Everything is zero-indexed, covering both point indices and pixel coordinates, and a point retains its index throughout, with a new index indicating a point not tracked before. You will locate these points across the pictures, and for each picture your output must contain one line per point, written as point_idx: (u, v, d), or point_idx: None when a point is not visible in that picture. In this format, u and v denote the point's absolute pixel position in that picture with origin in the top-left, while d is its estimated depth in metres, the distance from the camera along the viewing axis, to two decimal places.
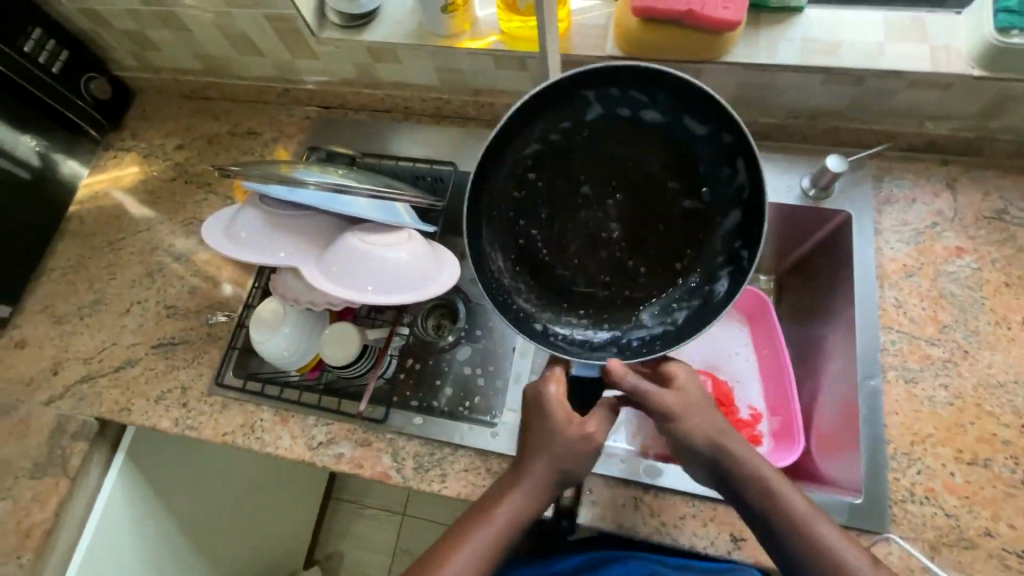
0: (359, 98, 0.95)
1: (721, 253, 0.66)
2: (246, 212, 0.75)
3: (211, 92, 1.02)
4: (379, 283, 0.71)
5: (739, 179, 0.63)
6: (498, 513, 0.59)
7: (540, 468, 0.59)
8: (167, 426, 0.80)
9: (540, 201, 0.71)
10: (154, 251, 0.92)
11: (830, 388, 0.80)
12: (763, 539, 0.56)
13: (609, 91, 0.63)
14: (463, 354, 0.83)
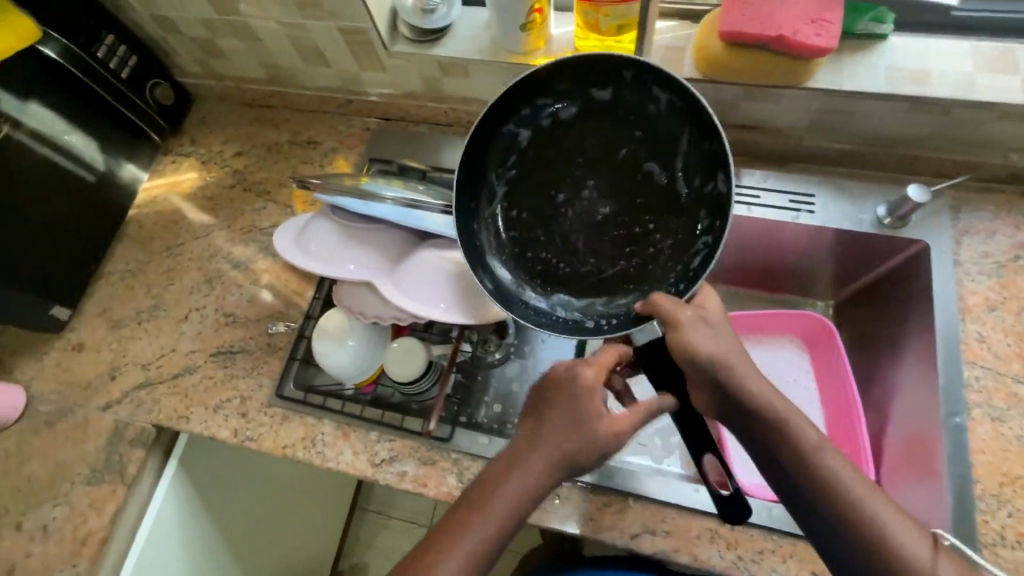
0: (421, 111, 0.95)
1: (695, 161, 0.66)
2: (319, 225, 0.75)
3: (273, 100, 1.02)
4: (450, 300, 0.71)
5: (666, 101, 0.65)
6: (492, 506, 0.55)
7: (542, 452, 0.57)
8: (227, 436, 0.79)
9: (531, 225, 0.72)
10: (213, 258, 0.92)
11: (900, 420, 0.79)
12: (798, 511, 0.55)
13: (521, 114, 0.69)
14: (511, 370, 0.84)
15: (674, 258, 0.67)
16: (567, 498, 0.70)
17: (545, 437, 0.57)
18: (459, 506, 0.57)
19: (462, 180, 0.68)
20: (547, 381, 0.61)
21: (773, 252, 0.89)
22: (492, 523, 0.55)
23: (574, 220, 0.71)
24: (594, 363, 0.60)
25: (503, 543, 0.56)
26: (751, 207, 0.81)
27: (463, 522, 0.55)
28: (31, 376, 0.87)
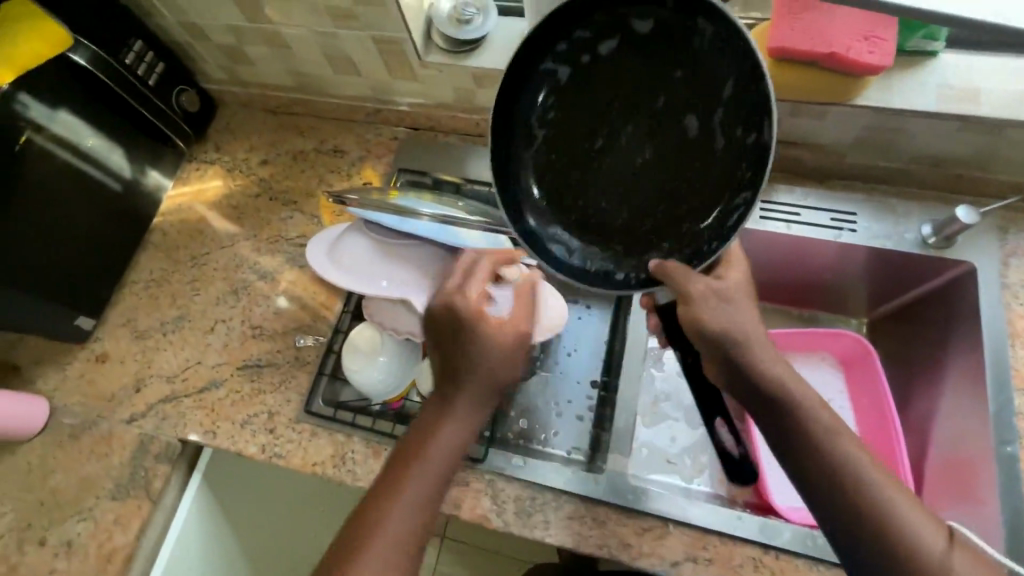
0: (451, 121, 0.93)
1: (739, 105, 0.57)
2: (353, 238, 0.74)
3: (298, 108, 1.00)
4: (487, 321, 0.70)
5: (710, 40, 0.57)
6: (427, 455, 0.59)
7: (469, 392, 0.61)
8: (255, 452, 0.78)
9: (564, 171, 0.64)
10: (238, 268, 0.90)
11: (941, 443, 0.78)
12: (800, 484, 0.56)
13: (558, 49, 0.61)
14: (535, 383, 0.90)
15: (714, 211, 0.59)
16: (605, 523, 0.69)
17: (470, 379, 0.61)
18: (401, 452, 0.60)
19: (494, 127, 0.61)
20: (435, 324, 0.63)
21: (807, 269, 0.87)
22: (435, 466, 0.58)
23: (603, 165, 0.64)
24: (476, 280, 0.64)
25: (446, 484, 0.59)
26: (791, 225, 0.80)
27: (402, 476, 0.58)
28: (54, 387, 0.85)
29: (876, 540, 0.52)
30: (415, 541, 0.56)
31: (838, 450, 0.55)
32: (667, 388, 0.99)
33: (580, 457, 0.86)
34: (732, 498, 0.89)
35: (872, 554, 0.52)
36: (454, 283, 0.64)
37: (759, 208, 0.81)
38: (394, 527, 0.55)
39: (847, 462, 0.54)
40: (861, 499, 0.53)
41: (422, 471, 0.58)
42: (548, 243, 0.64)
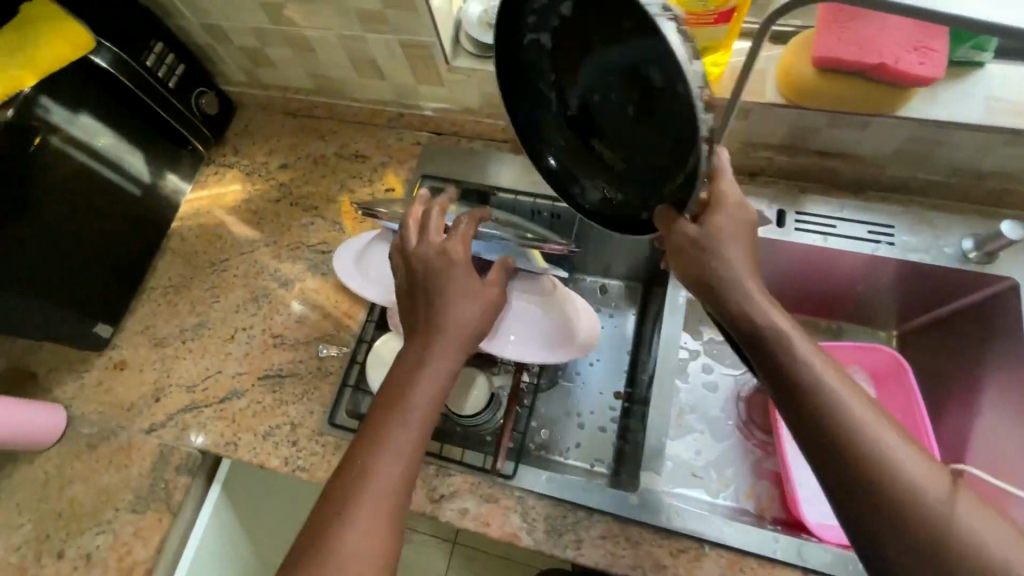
0: (477, 127, 0.91)
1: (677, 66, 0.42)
2: (381, 249, 0.73)
3: (319, 111, 0.99)
4: (521, 333, 0.69)
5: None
6: (409, 403, 0.56)
7: (448, 339, 0.58)
8: (277, 465, 0.76)
9: (570, 131, 0.57)
10: (259, 275, 0.89)
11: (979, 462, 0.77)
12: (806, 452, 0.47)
13: (524, 21, 0.52)
14: (557, 393, 0.88)
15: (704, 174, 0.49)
16: (639, 544, 0.67)
17: (448, 324, 0.58)
18: (378, 408, 0.56)
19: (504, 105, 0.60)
20: (416, 280, 0.61)
21: (837, 282, 0.85)
22: (414, 418, 0.55)
23: (594, 121, 0.55)
24: (459, 240, 0.62)
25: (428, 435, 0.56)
26: (826, 236, 0.78)
27: (385, 427, 0.54)
28: (71, 396, 0.84)
29: (878, 506, 0.43)
30: (399, 496, 0.53)
31: (837, 402, 0.46)
32: (692, 399, 0.96)
33: (603, 469, 0.84)
34: (760, 513, 0.88)
35: (873, 523, 0.43)
36: (434, 233, 0.62)
37: (794, 220, 0.79)
38: (374, 485, 0.52)
39: (847, 416, 0.45)
40: (862, 459, 0.44)
41: (406, 422, 0.55)
42: (577, 199, 0.61)
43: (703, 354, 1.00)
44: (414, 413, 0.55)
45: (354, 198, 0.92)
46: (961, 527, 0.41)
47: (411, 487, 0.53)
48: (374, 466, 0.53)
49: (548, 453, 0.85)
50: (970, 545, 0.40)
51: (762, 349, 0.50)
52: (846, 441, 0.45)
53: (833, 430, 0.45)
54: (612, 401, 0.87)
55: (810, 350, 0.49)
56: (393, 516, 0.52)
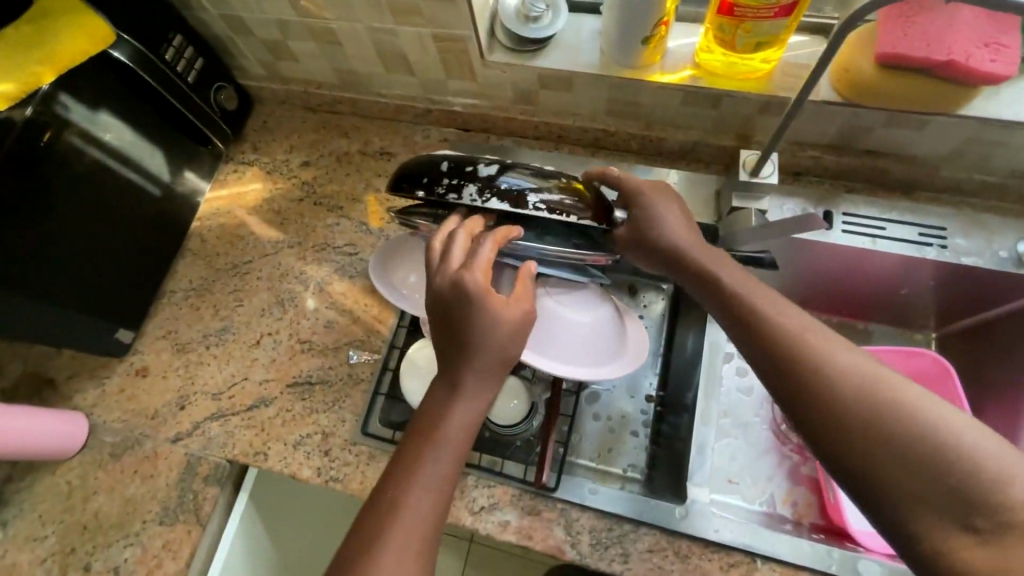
0: (508, 124, 0.88)
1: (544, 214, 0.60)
2: (415, 255, 0.71)
3: (341, 107, 0.95)
4: (561, 349, 0.66)
5: (472, 186, 0.60)
6: (441, 431, 0.53)
7: (478, 367, 0.55)
8: (309, 475, 0.74)
9: None
10: (284, 277, 0.86)
11: None
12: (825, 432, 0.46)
13: None
14: (591, 399, 0.82)
15: (598, 201, 0.62)
16: (688, 557, 0.65)
17: (481, 356, 0.55)
18: (409, 439, 0.54)
19: None
20: (437, 307, 0.57)
21: (878, 285, 0.82)
22: (446, 449, 0.53)
23: None
24: (479, 268, 0.56)
25: (460, 466, 0.54)
26: (875, 239, 0.75)
27: (416, 453, 0.52)
28: (92, 404, 0.81)
29: (846, 426, 0.45)
30: (430, 532, 0.50)
31: (837, 368, 0.47)
32: (726, 402, 0.94)
33: (635, 475, 0.79)
34: (798, 520, 0.86)
35: (911, 485, 0.42)
36: (455, 258, 0.57)
37: (841, 221, 0.76)
38: (404, 518, 0.49)
39: (842, 372, 0.47)
40: (830, 391, 0.47)
41: (438, 449, 0.53)
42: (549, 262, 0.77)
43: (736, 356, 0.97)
44: (442, 441, 0.53)
45: (381, 197, 0.90)
46: (930, 429, 0.43)
47: (441, 522, 0.51)
48: (404, 498, 0.50)
49: (579, 460, 0.80)
50: (939, 448, 0.42)
51: (753, 326, 0.53)
52: (807, 373, 0.48)
53: (793, 363, 0.49)
54: (644, 405, 0.82)
55: (767, 298, 0.54)
56: (424, 551, 0.49)
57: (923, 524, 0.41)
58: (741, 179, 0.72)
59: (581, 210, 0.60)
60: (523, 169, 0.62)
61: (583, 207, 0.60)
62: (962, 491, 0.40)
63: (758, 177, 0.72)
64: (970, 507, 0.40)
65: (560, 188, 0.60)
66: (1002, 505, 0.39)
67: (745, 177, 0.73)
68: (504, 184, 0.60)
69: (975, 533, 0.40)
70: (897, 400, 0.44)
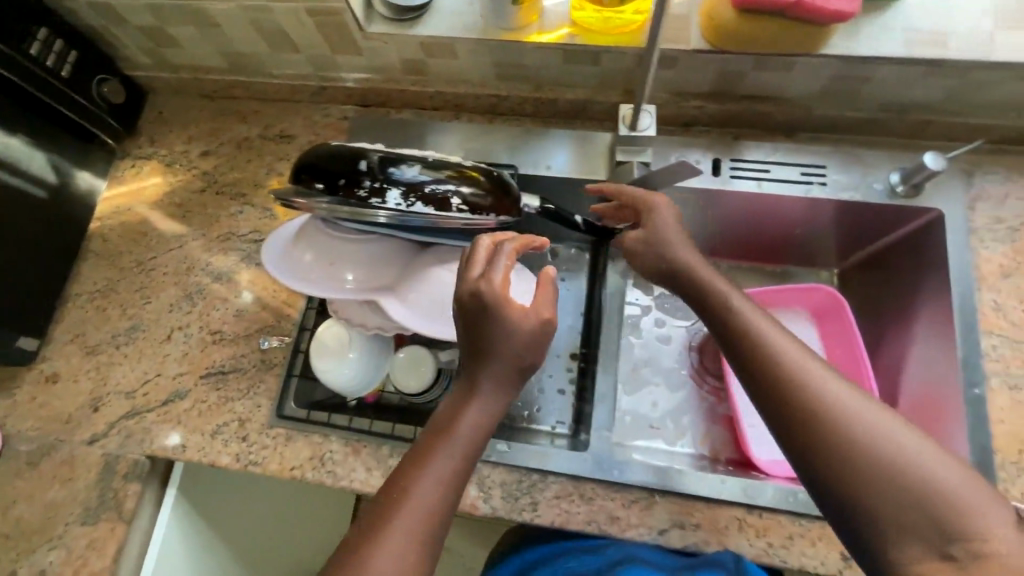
0: (405, 96, 0.87)
1: (467, 211, 0.62)
2: (312, 238, 0.68)
3: (236, 91, 0.93)
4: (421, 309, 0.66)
5: (394, 190, 0.60)
6: (458, 429, 0.55)
7: (495, 372, 0.57)
8: (228, 462, 0.75)
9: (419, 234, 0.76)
10: (190, 271, 0.85)
11: (914, 377, 0.77)
12: (814, 449, 0.48)
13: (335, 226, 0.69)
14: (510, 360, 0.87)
15: (499, 186, 0.65)
16: (592, 499, 0.68)
17: (495, 364, 0.57)
18: (427, 433, 0.56)
19: None
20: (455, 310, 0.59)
21: (776, 226, 0.85)
22: (457, 446, 0.55)
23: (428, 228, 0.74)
24: (495, 276, 0.58)
25: (468, 469, 0.55)
26: (761, 181, 0.78)
27: (430, 449, 0.54)
28: (4, 414, 0.80)
29: (838, 448, 0.47)
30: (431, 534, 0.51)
31: (827, 391, 0.49)
32: (647, 353, 0.98)
33: (563, 431, 0.82)
34: (715, 457, 0.90)
35: (892, 512, 0.44)
36: (474, 267, 0.59)
37: (729, 167, 0.79)
38: (407, 515, 0.51)
39: (833, 397, 0.49)
40: (822, 412, 0.48)
41: (450, 448, 0.55)
42: None
43: (655, 308, 1.00)
44: (457, 439, 0.55)
45: (284, 180, 0.89)
46: (911, 459, 0.45)
47: (445, 520, 0.52)
48: (413, 489, 0.52)
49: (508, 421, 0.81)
50: (919, 480, 0.44)
51: (749, 344, 0.55)
52: (803, 391, 0.50)
53: (786, 385, 0.50)
54: (567, 362, 0.85)
55: (762, 320, 0.56)
56: (427, 540, 0.51)
57: (900, 550, 0.43)
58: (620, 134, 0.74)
59: (483, 198, 0.63)
60: (432, 163, 0.63)
61: (484, 195, 0.63)
62: (940, 522, 0.43)
63: (637, 129, 0.74)
64: (946, 536, 0.42)
65: (468, 180, 0.63)
66: (972, 535, 0.42)
67: (625, 131, 0.75)
68: (422, 186, 0.61)
69: (948, 560, 0.42)
70: (885, 432, 0.46)
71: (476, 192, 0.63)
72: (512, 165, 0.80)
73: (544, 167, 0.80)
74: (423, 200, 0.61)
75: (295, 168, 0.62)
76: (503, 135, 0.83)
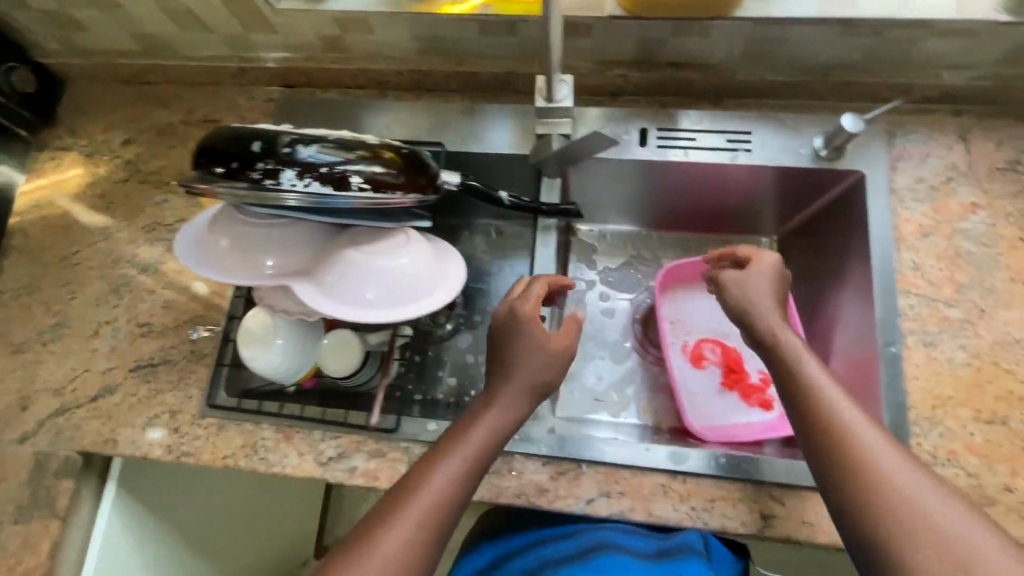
0: (328, 75, 0.85)
1: (368, 189, 0.60)
2: (223, 227, 0.66)
3: (156, 76, 0.90)
4: (336, 294, 0.65)
5: (290, 170, 0.58)
6: (474, 433, 0.59)
7: (520, 379, 0.62)
8: (160, 454, 0.74)
9: None
10: (115, 263, 0.83)
11: (843, 340, 0.77)
12: (854, 490, 0.48)
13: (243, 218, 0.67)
14: (463, 341, 0.97)
15: (414, 164, 0.64)
16: (521, 473, 0.69)
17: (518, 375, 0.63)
18: (447, 434, 0.60)
19: None
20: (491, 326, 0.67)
21: (711, 194, 0.85)
22: (473, 446, 0.58)
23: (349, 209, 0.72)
24: (530, 299, 0.66)
25: (481, 472, 0.58)
26: (687, 151, 0.78)
27: (449, 448, 0.58)
28: None
29: (873, 490, 0.47)
30: (440, 527, 0.54)
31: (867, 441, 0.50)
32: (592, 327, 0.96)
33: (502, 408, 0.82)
34: (657, 425, 0.90)
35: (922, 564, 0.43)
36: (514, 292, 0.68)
37: (656, 137, 0.78)
38: (418, 507, 0.53)
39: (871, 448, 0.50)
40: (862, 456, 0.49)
41: (466, 449, 0.58)
42: None
43: (599, 282, 0.99)
44: (475, 441, 0.58)
45: None
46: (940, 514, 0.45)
47: (452, 514, 0.55)
48: (429, 482, 0.55)
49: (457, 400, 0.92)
50: (928, 513, 0.45)
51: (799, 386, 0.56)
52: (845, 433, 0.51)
53: (830, 426, 0.52)
54: None
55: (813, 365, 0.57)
56: (435, 532, 0.53)
57: None
58: (538, 106, 0.71)
59: (395, 177, 0.62)
60: (337, 142, 0.61)
61: (391, 173, 0.62)
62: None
63: (555, 101, 0.71)
64: None
65: (374, 159, 0.61)
66: None
67: (542, 103, 0.71)
68: (321, 166, 0.59)
69: None
70: (919, 487, 0.47)
71: (378, 168, 0.61)
72: (439, 142, 0.78)
73: (483, 146, 0.79)
74: (321, 180, 0.59)
75: (194, 153, 0.60)
76: (425, 110, 0.82)
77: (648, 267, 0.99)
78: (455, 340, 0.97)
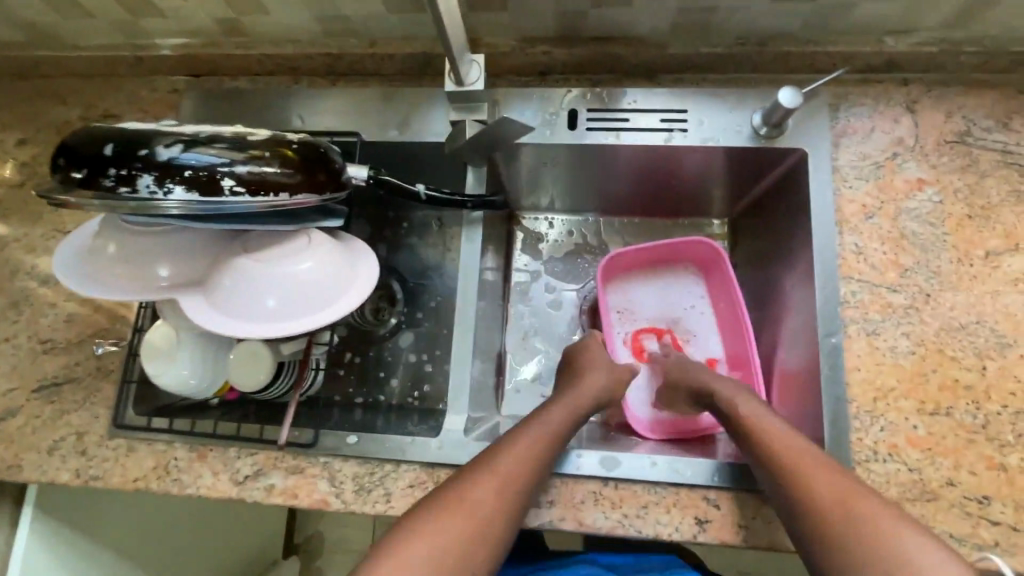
0: (232, 61, 0.78)
1: (242, 191, 0.54)
2: (104, 238, 0.60)
3: (49, 68, 0.83)
4: (232, 308, 0.60)
5: (151, 175, 0.52)
6: (553, 413, 0.64)
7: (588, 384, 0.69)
8: (67, 479, 0.69)
9: None
10: (13, 276, 0.77)
11: (790, 328, 0.74)
12: (822, 523, 0.50)
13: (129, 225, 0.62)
14: (406, 339, 0.92)
15: (308, 159, 0.58)
16: None
17: (564, 397, 0.67)
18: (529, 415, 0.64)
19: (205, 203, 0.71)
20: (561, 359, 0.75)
21: (653, 176, 0.80)
22: (551, 420, 0.63)
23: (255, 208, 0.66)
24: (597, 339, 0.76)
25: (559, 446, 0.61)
26: (619, 133, 0.72)
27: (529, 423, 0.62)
28: None
29: (840, 520, 0.49)
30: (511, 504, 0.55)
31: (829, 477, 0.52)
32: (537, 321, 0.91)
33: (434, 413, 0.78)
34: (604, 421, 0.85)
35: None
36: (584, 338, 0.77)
37: (585, 118, 0.72)
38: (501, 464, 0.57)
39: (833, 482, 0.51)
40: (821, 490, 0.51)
41: (543, 426, 0.62)
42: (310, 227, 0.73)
43: (545, 273, 0.93)
44: (557, 419, 0.63)
45: None
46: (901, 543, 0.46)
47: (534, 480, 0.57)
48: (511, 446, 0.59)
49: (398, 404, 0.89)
50: (892, 539, 0.46)
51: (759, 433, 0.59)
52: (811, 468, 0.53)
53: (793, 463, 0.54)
54: None
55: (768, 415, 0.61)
56: (512, 493, 0.55)
57: None
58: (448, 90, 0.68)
59: (288, 176, 0.56)
60: (211, 139, 0.55)
61: (275, 171, 0.55)
62: None
63: (466, 83, 0.68)
64: None
65: (254, 156, 0.55)
66: None
67: (452, 87, 0.68)
68: (187, 167, 0.53)
69: None
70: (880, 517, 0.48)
71: (255, 167, 0.55)
72: (355, 133, 0.72)
73: (412, 136, 0.73)
74: (189, 184, 0.53)
75: (54, 154, 0.54)
76: (335, 96, 0.75)
77: (594, 256, 0.93)
78: (396, 339, 0.93)
